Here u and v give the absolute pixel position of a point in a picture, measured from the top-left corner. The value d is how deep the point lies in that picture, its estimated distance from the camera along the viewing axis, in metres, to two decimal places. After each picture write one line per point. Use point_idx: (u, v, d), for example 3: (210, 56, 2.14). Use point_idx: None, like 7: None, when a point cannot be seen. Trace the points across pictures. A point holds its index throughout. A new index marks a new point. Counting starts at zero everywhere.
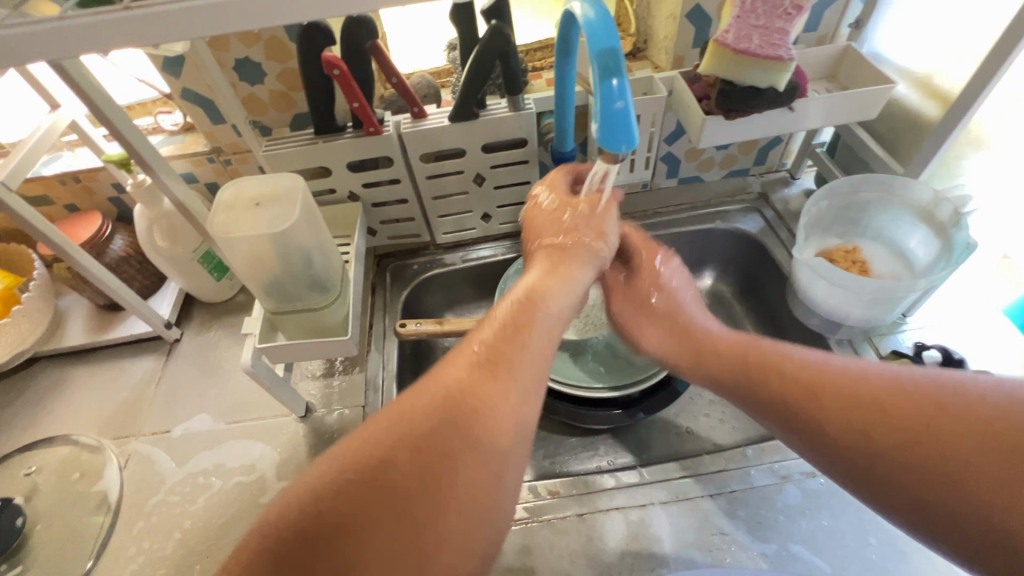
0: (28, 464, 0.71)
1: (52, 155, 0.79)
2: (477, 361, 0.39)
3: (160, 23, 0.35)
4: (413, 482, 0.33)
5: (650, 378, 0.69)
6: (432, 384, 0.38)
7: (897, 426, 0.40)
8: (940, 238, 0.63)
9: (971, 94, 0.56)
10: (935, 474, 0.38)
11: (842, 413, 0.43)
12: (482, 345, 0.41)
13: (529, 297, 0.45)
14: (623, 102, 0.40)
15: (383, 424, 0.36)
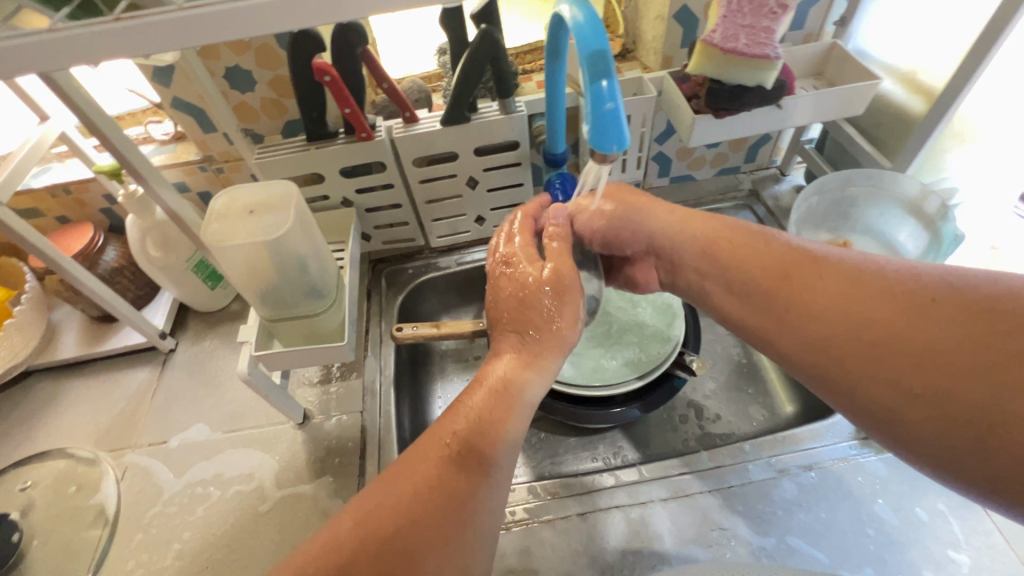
0: (24, 479, 0.70)
1: (42, 166, 0.79)
2: (464, 441, 0.40)
3: (151, 34, 0.35)
4: (406, 560, 0.34)
5: (661, 366, 0.69)
6: (418, 463, 0.39)
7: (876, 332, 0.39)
8: (929, 230, 0.64)
9: (954, 89, 0.57)
10: (914, 348, 0.37)
11: (817, 312, 0.43)
12: (465, 423, 0.41)
13: (512, 370, 0.46)
14: (613, 103, 0.40)
15: (378, 501, 0.37)
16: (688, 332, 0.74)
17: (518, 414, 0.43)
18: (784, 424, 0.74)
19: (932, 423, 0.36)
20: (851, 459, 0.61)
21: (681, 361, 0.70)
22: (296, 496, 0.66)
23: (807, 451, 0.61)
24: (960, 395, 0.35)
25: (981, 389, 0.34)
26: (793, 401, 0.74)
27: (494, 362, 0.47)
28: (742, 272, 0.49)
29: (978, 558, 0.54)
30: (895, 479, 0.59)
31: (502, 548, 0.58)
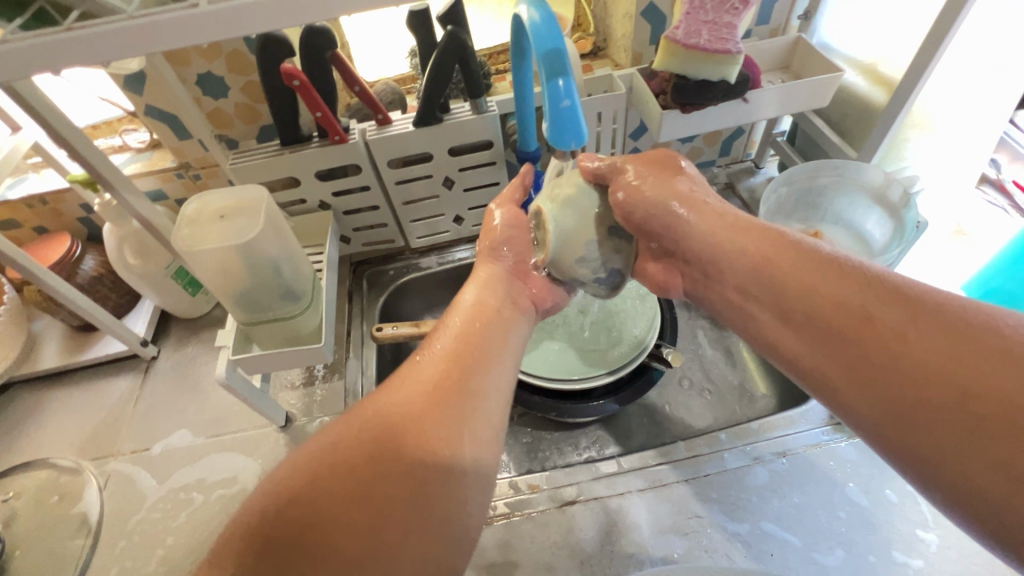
0: (6, 490, 0.70)
1: (17, 177, 0.79)
2: (440, 370, 0.39)
3: (106, 43, 0.36)
4: (393, 471, 0.33)
5: (631, 364, 0.70)
6: (396, 388, 0.38)
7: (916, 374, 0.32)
8: (894, 219, 0.65)
9: (912, 79, 0.58)
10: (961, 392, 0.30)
11: (876, 346, 0.34)
12: (439, 352, 0.41)
13: (479, 309, 0.45)
14: (569, 101, 0.41)
15: (350, 425, 0.36)
16: (664, 325, 0.75)
17: (488, 339, 0.43)
18: (761, 412, 0.75)
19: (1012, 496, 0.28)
20: (824, 444, 0.62)
21: (657, 354, 0.71)
22: None
23: (780, 438, 0.63)
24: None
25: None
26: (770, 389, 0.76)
27: (460, 300, 0.47)
28: (784, 287, 0.39)
29: (945, 537, 0.55)
30: (865, 463, 0.60)
31: (483, 542, 0.59)
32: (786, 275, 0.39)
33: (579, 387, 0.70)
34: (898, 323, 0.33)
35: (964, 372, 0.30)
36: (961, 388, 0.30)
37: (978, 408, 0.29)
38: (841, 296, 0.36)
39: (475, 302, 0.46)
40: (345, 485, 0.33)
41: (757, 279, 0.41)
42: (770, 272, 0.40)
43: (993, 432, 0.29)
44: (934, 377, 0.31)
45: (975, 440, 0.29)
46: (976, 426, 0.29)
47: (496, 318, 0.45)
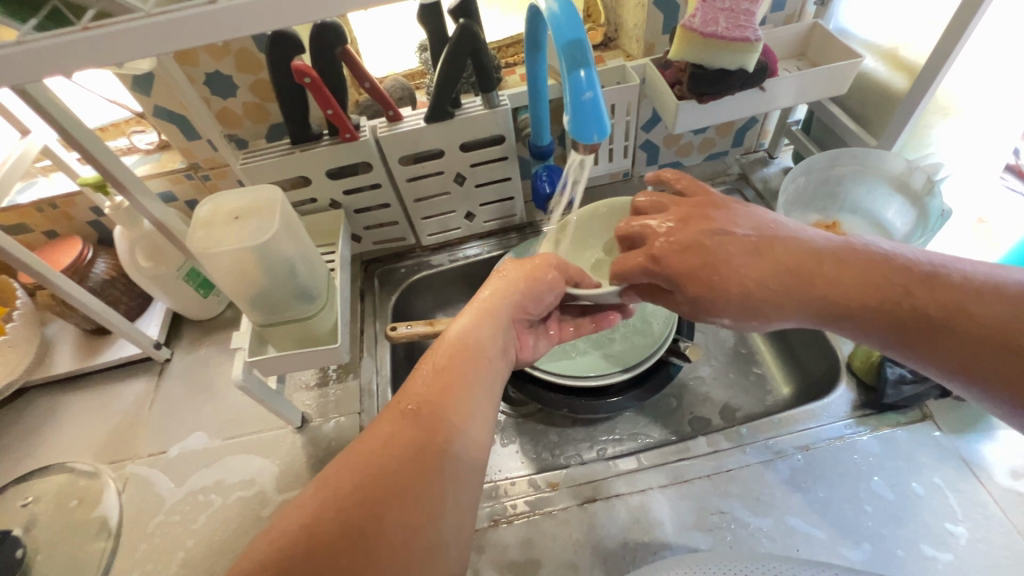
0: (25, 495, 0.70)
1: (27, 182, 0.78)
2: (423, 395, 0.42)
3: (121, 42, 0.35)
4: (392, 503, 0.36)
5: (649, 360, 0.70)
6: (384, 425, 0.40)
7: (885, 293, 0.43)
8: (916, 207, 0.64)
9: (936, 63, 0.57)
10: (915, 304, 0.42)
11: (842, 282, 0.44)
12: (422, 383, 0.43)
13: (458, 339, 0.47)
14: (592, 92, 0.40)
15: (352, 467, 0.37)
16: (681, 319, 0.75)
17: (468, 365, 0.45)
18: (781, 406, 0.74)
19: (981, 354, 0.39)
20: (847, 438, 0.61)
21: (675, 348, 0.71)
22: None
23: (803, 432, 0.62)
24: (991, 328, 0.39)
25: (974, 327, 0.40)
26: (790, 383, 0.75)
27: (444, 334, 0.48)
28: (771, 266, 0.46)
29: (975, 531, 0.54)
30: (890, 455, 0.59)
31: (505, 542, 0.58)
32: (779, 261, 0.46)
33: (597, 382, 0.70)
34: (872, 280, 0.43)
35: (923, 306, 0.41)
36: (930, 312, 0.41)
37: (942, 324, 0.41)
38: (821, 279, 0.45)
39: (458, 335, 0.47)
40: (352, 520, 0.35)
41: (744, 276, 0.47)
42: (764, 272, 0.46)
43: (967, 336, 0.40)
44: (904, 306, 0.42)
45: (957, 346, 0.40)
46: (952, 337, 0.40)
47: (476, 346, 0.46)
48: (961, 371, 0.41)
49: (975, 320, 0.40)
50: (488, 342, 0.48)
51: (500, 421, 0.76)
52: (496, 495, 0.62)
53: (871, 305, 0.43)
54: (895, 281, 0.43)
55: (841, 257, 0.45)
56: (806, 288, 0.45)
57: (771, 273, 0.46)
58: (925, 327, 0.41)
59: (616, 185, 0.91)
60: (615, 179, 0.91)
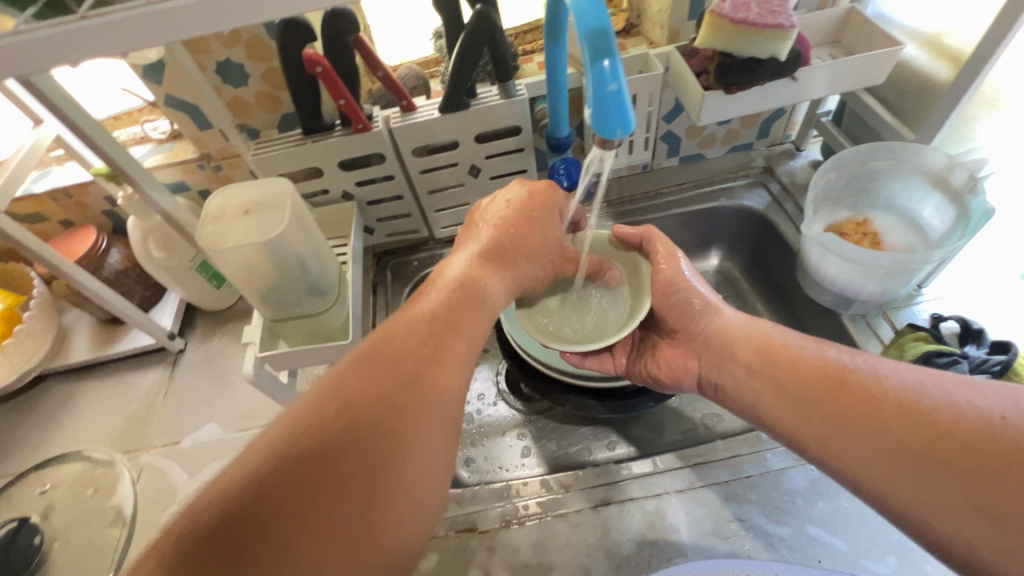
0: (43, 482, 0.71)
1: (41, 170, 0.78)
2: (392, 387, 0.35)
3: (124, 32, 0.34)
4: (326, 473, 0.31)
5: None
6: (375, 340, 0.39)
7: (902, 412, 0.39)
8: (956, 205, 0.60)
9: (984, 52, 0.53)
10: (921, 424, 0.37)
11: (853, 392, 0.42)
12: (388, 361, 0.37)
13: (446, 298, 0.44)
14: (616, 84, 0.38)
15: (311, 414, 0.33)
16: None
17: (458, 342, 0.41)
18: None
19: (967, 499, 0.34)
20: None
21: None
22: None
23: None
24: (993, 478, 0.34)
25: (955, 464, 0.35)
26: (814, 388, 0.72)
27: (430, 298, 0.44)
28: (792, 373, 0.47)
29: None
30: None
31: (516, 543, 0.58)
32: (791, 359, 0.48)
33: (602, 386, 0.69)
34: (893, 414, 0.39)
35: (928, 453, 0.36)
36: (939, 463, 0.36)
37: (946, 478, 0.35)
38: (838, 402, 0.42)
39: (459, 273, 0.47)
40: (267, 504, 0.29)
41: (766, 357, 0.49)
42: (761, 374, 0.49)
43: (971, 494, 0.34)
44: (912, 456, 0.37)
45: (952, 504, 0.35)
46: (948, 492, 0.35)
47: (460, 322, 0.42)
48: (960, 517, 0.34)
49: (986, 477, 0.34)
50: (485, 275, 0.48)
51: (513, 417, 0.75)
52: (509, 495, 0.61)
53: (875, 441, 0.39)
54: (918, 423, 0.37)
55: (860, 373, 0.43)
56: (825, 407, 0.43)
57: (787, 380, 0.47)
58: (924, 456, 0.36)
59: (634, 177, 0.88)
60: (634, 172, 0.88)
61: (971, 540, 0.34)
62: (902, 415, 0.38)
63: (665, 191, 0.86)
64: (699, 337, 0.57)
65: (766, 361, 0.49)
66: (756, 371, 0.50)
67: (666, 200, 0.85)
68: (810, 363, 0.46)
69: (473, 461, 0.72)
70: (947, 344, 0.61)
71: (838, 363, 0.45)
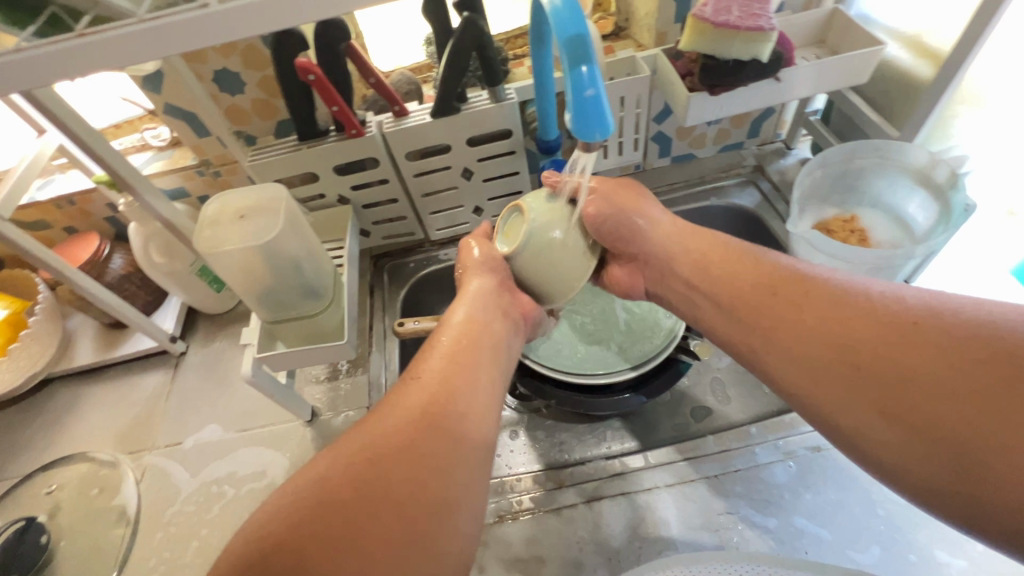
0: (50, 483, 0.73)
1: (45, 179, 0.80)
2: (414, 417, 0.39)
3: (119, 48, 0.35)
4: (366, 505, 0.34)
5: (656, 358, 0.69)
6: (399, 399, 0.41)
7: (838, 323, 0.41)
8: (939, 201, 0.61)
9: (963, 50, 0.54)
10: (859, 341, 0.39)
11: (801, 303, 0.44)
12: (416, 397, 0.41)
13: (449, 338, 0.48)
14: (594, 89, 0.39)
15: (337, 456, 0.37)
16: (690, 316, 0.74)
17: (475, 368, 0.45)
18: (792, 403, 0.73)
19: (880, 404, 0.37)
20: None
21: (685, 346, 0.70)
22: None
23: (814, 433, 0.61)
24: (909, 384, 0.36)
25: (889, 382, 0.37)
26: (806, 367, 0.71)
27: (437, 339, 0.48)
28: (730, 290, 0.49)
29: None
30: None
31: (509, 538, 0.59)
32: (736, 281, 0.49)
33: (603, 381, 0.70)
34: (828, 321, 0.42)
35: (858, 363, 0.39)
36: (868, 363, 0.38)
37: (870, 392, 0.38)
38: (785, 320, 0.44)
39: (459, 324, 0.49)
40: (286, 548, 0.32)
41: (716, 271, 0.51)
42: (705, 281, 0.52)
43: (886, 396, 0.37)
44: (850, 363, 0.39)
45: (870, 406, 0.38)
46: (875, 396, 0.38)
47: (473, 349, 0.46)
48: (877, 421, 0.37)
49: (901, 375, 0.37)
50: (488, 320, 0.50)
51: (508, 415, 0.76)
52: (503, 491, 0.62)
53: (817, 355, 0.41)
54: (843, 329, 0.41)
55: (807, 283, 0.45)
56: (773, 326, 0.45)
57: (737, 304, 0.49)
58: (861, 366, 0.39)
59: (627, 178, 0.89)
60: (626, 172, 0.89)
61: (883, 450, 0.37)
62: (830, 322, 0.42)
63: (657, 190, 0.87)
64: (640, 256, 0.58)
65: (720, 274, 0.51)
66: (712, 298, 0.51)
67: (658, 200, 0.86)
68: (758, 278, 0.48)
69: None
70: None
71: (777, 274, 0.47)
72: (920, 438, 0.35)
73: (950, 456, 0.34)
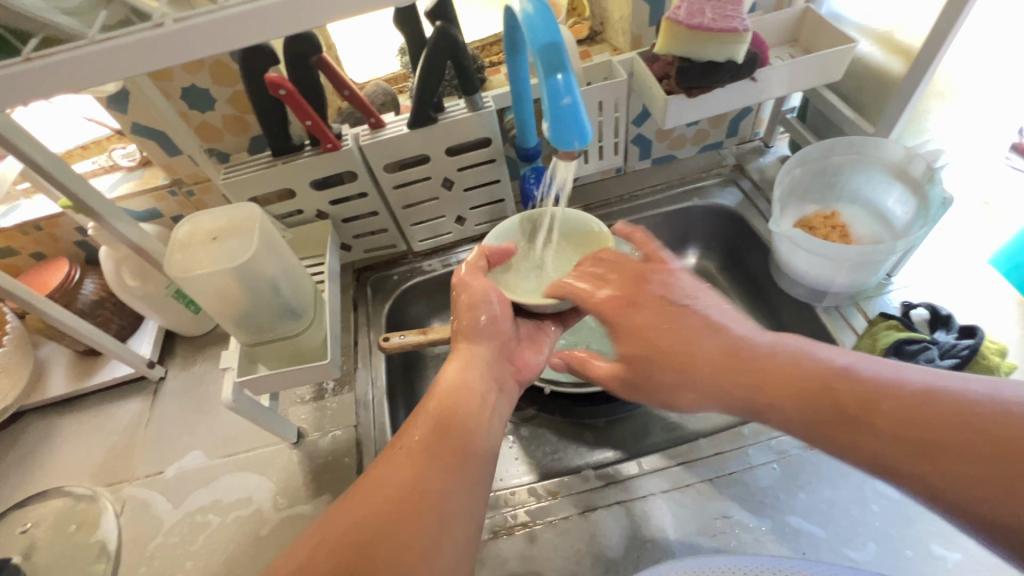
0: (24, 521, 0.70)
1: (9, 204, 0.77)
2: (415, 460, 0.42)
3: (70, 70, 0.34)
4: (386, 540, 0.36)
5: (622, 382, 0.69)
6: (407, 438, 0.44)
7: (814, 387, 0.41)
8: (916, 195, 0.61)
9: (933, 45, 0.54)
10: (845, 403, 0.39)
11: (762, 367, 0.43)
12: (413, 446, 0.43)
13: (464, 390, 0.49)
14: (570, 98, 0.38)
15: (352, 509, 0.38)
16: None
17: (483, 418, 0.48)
18: None
19: (915, 462, 0.36)
20: None
21: None
22: (296, 517, 0.65)
23: None
24: (926, 442, 0.36)
25: (856, 427, 0.38)
26: None
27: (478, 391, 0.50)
28: (703, 358, 0.45)
29: None
30: None
31: (505, 553, 0.58)
32: (669, 344, 0.47)
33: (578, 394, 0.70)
34: (783, 394, 0.42)
35: (860, 433, 0.38)
36: (853, 424, 0.38)
37: (952, 467, 0.35)
38: (816, 408, 0.40)
39: (452, 384, 0.50)
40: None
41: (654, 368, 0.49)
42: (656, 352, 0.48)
43: (927, 457, 0.35)
44: (887, 424, 0.37)
45: (907, 464, 0.36)
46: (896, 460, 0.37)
47: (477, 408, 0.48)
48: (907, 472, 0.36)
49: (948, 443, 0.35)
50: (478, 382, 0.51)
51: None
52: (496, 506, 0.61)
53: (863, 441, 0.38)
54: (879, 404, 0.38)
55: (762, 349, 0.44)
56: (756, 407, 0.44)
57: (755, 392, 0.43)
58: (862, 420, 0.38)
59: (608, 181, 0.89)
60: (608, 176, 0.89)
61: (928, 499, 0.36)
62: (835, 397, 0.40)
63: (639, 193, 0.87)
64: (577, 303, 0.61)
65: (717, 363, 0.45)
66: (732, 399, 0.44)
67: (639, 203, 0.86)
68: (719, 345, 0.45)
69: None
70: (918, 331, 0.63)
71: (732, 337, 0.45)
72: (967, 489, 0.34)
73: (967, 491, 0.34)
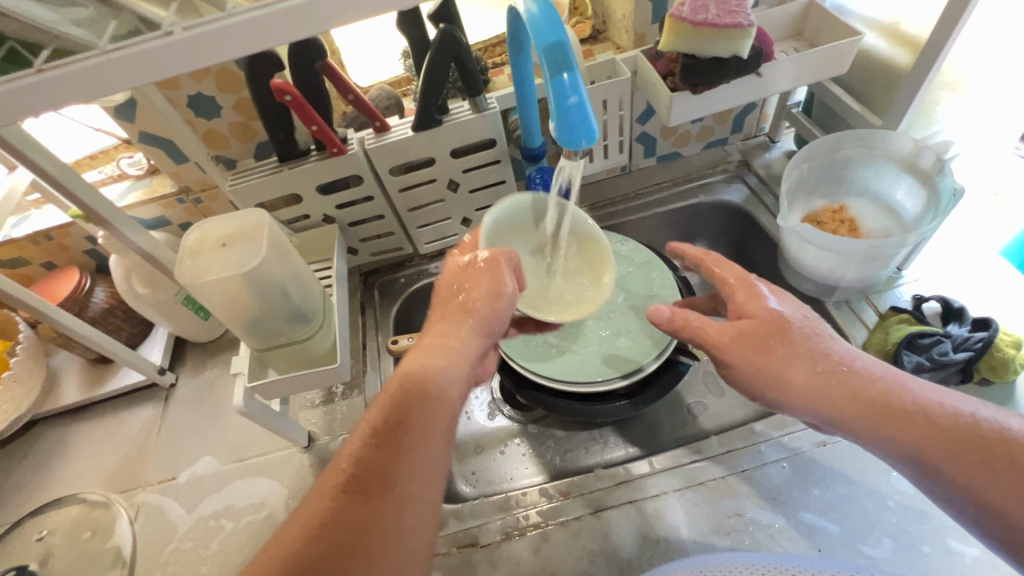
0: (40, 528, 0.70)
1: (20, 215, 0.78)
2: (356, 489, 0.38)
3: (81, 80, 0.34)
4: (341, 559, 0.36)
5: (653, 363, 0.68)
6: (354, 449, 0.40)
7: (925, 422, 0.41)
8: (926, 187, 0.61)
9: (941, 36, 0.54)
10: (958, 435, 0.40)
11: (872, 399, 0.43)
12: (359, 461, 0.40)
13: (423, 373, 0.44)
14: (577, 96, 0.38)
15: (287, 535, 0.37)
16: None
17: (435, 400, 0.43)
18: None
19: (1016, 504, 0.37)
20: None
21: (683, 347, 0.70)
22: None
23: None
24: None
25: (983, 470, 0.38)
26: None
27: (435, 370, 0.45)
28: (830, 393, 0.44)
29: None
30: None
31: (517, 554, 0.58)
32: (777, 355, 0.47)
33: (601, 389, 0.68)
34: (919, 433, 0.40)
35: (984, 461, 0.38)
36: (971, 460, 0.39)
37: None
38: (951, 444, 0.39)
39: (410, 381, 0.44)
40: None
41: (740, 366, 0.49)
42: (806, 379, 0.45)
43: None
44: (994, 471, 0.38)
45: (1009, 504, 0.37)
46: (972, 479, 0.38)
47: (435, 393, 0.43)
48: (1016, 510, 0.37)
49: None
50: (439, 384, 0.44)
51: (509, 427, 0.79)
52: (508, 507, 0.61)
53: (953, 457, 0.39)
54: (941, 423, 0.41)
55: (877, 382, 0.44)
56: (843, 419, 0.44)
57: (875, 416, 0.42)
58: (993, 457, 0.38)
59: (613, 180, 0.89)
60: (613, 174, 0.89)
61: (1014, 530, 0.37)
62: (940, 433, 0.40)
63: (644, 191, 0.87)
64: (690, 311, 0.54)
65: (803, 374, 0.45)
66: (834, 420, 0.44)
67: (644, 201, 0.86)
68: (847, 371, 0.44)
69: (471, 475, 0.75)
70: (930, 324, 0.63)
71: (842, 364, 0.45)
72: None
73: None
